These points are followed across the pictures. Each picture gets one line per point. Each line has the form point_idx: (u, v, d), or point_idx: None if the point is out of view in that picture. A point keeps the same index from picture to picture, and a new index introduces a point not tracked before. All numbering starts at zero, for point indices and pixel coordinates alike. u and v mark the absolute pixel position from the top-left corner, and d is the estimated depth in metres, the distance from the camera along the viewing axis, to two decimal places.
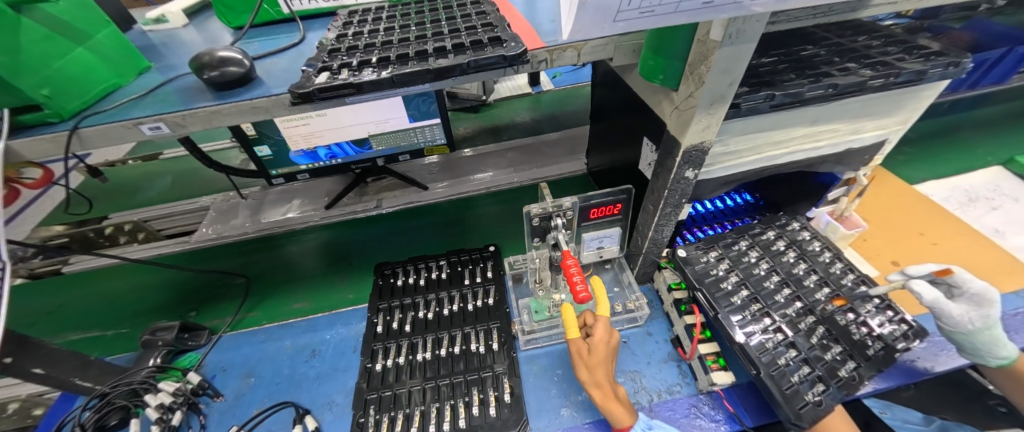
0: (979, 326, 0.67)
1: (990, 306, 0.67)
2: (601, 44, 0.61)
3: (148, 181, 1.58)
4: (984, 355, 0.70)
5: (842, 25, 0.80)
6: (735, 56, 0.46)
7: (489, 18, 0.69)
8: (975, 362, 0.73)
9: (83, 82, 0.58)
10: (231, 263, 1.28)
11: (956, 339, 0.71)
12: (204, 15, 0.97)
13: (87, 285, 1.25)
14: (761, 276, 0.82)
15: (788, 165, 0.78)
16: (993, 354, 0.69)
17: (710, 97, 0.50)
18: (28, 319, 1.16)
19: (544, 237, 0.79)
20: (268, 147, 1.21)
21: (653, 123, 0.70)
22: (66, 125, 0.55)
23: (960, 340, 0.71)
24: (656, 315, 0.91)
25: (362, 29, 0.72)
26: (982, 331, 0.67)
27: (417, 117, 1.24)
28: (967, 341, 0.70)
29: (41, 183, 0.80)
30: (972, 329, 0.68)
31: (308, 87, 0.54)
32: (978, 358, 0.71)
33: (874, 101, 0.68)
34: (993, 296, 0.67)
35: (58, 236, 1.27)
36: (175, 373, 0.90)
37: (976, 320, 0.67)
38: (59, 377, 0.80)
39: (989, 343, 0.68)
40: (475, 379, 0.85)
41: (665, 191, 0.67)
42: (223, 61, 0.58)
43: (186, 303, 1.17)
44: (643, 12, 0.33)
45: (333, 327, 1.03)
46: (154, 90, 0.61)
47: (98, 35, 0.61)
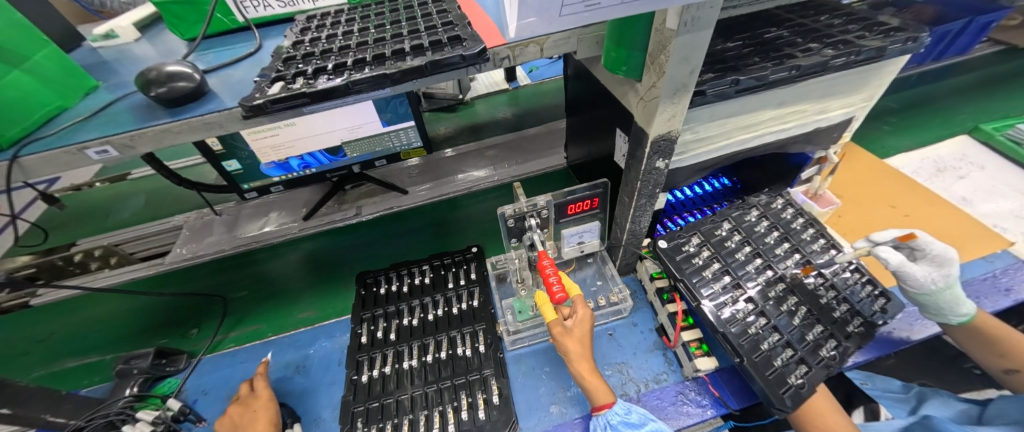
0: (941, 286, 0.69)
1: (949, 265, 0.69)
2: (564, 38, 0.60)
3: (118, 203, 1.52)
4: (944, 314, 0.72)
5: (805, 5, 0.81)
6: (694, 43, 0.45)
7: (451, 16, 0.68)
8: (937, 321, 0.75)
9: (22, 108, 0.55)
10: (208, 282, 1.25)
11: (920, 300, 0.73)
12: (157, 27, 0.93)
13: (54, 315, 1.20)
14: (742, 259, 0.80)
15: (759, 148, 0.79)
16: (954, 312, 0.71)
17: (673, 86, 0.49)
18: (15, 350, 1.11)
19: (521, 236, 0.78)
20: (237, 161, 1.17)
21: (623, 114, 0.69)
22: (5, 154, 0.52)
23: (924, 301, 0.73)
24: (640, 306, 0.91)
25: (320, 34, 0.70)
26: (945, 291, 0.69)
27: (390, 121, 1.21)
28: (930, 301, 0.72)
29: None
30: (935, 289, 0.69)
31: (259, 100, 0.51)
32: (939, 317, 0.74)
33: (838, 79, 0.69)
34: (952, 255, 0.68)
35: (24, 267, 1.22)
36: (154, 401, 0.86)
37: (937, 280, 0.69)
38: (27, 415, 0.76)
39: (950, 302, 0.70)
40: (463, 383, 0.84)
41: (638, 182, 0.66)
42: (171, 76, 0.55)
43: (160, 328, 1.13)
44: (589, 5, 0.32)
45: (317, 341, 1.01)
46: (101, 111, 0.58)
47: (35, 56, 0.57)
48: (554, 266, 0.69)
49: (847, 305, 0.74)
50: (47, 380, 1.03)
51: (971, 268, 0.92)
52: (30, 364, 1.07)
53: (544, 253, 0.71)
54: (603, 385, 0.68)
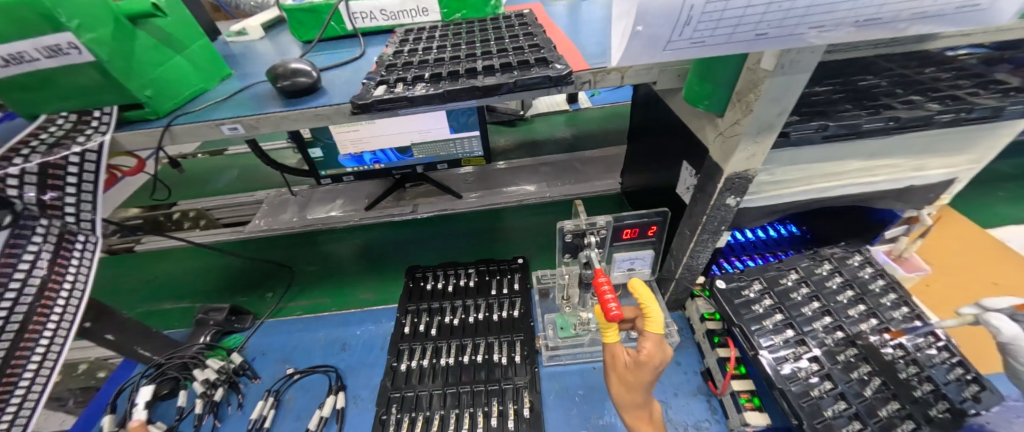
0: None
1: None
2: (646, 68, 0.62)
3: (214, 174, 1.73)
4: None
5: (907, 55, 0.76)
6: (788, 86, 0.45)
7: (536, 40, 0.73)
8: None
9: (176, 87, 0.65)
10: (277, 253, 1.37)
11: None
12: (278, 29, 1.07)
13: (152, 261, 1.37)
14: (808, 315, 0.75)
15: (837, 199, 0.75)
16: None
17: (758, 125, 0.49)
18: (123, 286, 1.29)
19: (575, 253, 0.78)
20: (320, 149, 1.29)
21: (695, 148, 0.69)
22: (160, 122, 0.63)
23: None
24: (686, 345, 0.88)
25: (417, 46, 0.78)
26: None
27: (457, 128, 1.28)
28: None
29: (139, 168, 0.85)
30: None
31: (366, 99, 0.58)
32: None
33: (942, 136, 0.64)
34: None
35: (134, 218, 1.43)
36: (222, 351, 0.96)
37: None
38: (125, 344, 0.86)
39: None
40: (496, 390, 0.85)
41: (704, 216, 0.65)
42: (295, 72, 0.63)
43: (234, 288, 1.25)
44: (696, 42, 0.33)
45: (364, 324, 1.07)
46: (234, 95, 0.68)
47: (194, 45, 0.68)
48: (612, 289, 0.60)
49: (930, 385, 0.66)
50: (144, 317, 1.18)
51: None
52: (130, 300, 1.24)
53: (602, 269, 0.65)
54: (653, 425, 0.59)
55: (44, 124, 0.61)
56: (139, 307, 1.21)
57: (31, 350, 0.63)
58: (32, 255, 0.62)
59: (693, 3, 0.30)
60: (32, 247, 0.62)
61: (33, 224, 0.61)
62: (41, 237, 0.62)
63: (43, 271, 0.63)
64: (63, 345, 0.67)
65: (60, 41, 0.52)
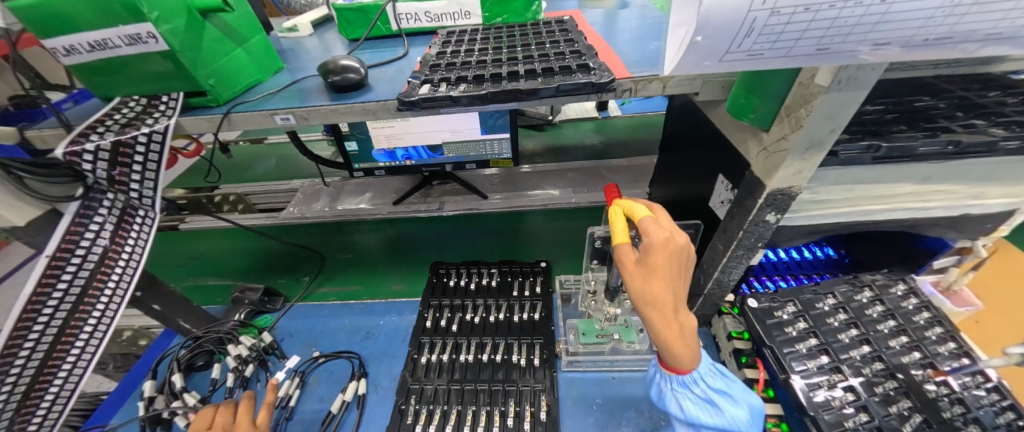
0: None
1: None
2: (689, 79, 0.61)
3: (254, 161, 1.81)
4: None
5: (968, 77, 0.72)
6: (844, 102, 0.44)
7: (578, 46, 0.74)
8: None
9: (236, 77, 0.70)
10: (311, 241, 1.44)
11: None
12: (326, 26, 1.12)
13: (199, 241, 1.47)
14: (845, 342, 0.73)
15: (882, 223, 0.71)
16: None
17: (807, 142, 0.47)
18: (172, 262, 1.38)
19: (604, 260, 0.75)
20: (355, 142, 1.33)
21: (734, 161, 0.68)
22: (220, 109, 0.67)
23: None
24: (710, 362, 0.85)
25: (459, 48, 0.80)
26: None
27: (489, 130, 1.30)
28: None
29: (195, 153, 0.90)
30: None
31: (413, 96, 0.60)
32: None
33: (1006, 164, 0.61)
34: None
35: (180, 198, 1.51)
36: (254, 329, 1.00)
37: None
38: (168, 315, 0.92)
39: None
40: (513, 391, 0.85)
41: (740, 232, 0.63)
42: (345, 68, 0.66)
43: (269, 270, 1.31)
44: (753, 54, 0.33)
45: (387, 315, 1.09)
46: (286, 88, 0.72)
47: (253, 39, 0.73)
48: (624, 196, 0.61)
49: (978, 427, 0.61)
50: (188, 291, 1.26)
51: None
52: (174, 273, 1.34)
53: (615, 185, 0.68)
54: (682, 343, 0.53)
55: (118, 105, 0.66)
56: (181, 281, 1.30)
57: (92, 308, 0.71)
58: (97, 226, 0.67)
59: (756, 15, 0.30)
60: (98, 218, 0.67)
61: (100, 197, 0.67)
62: (106, 209, 0.68)
63: (105, 241, 0.69)
64: (119, 307, 0.75)
65: (141, 30, 0.56)
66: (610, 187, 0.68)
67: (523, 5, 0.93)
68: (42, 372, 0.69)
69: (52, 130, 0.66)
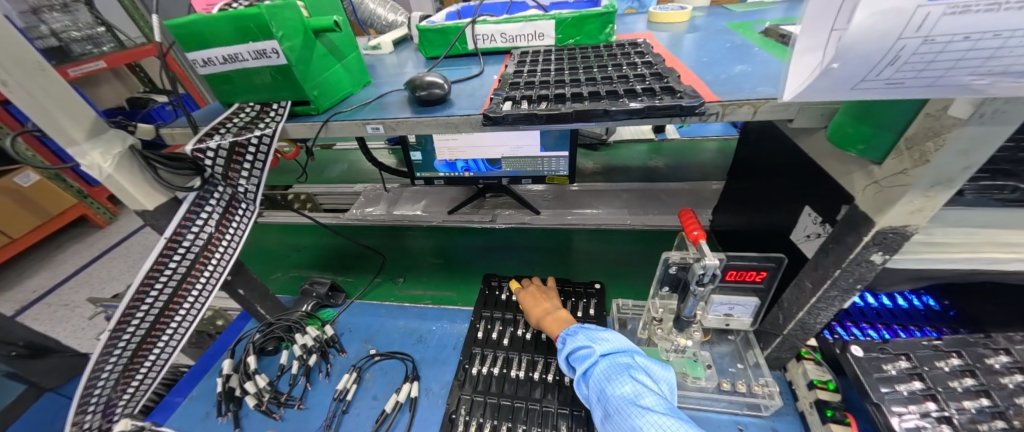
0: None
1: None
2: (784, 105, 0.58)
3: (330, 165, 1.96)
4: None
5: None
6: (983, 137, 0.39)
7: (657, 68, 0.73)
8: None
9: (334, 89, 0.76)
10: (378, 241, 1.53)
11: None
12: (405, 46, 1.20)
13: (285, 236, 1.62)
14: (973, 413, 0.63)
15: (1006, 274, 0.62)
16: None
17: (934, 178, 0.43)
18: (274, 252, 1.52)
19: (675, 286, 0.70)
20: (419, 152, 1.40)
21: (829, 194, 0.63)
22: (320, 118, 0.73)
23: None
24: (785, 411, 0.78)
25: (535, 68, 0.82)
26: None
27: (548, 147, 1.30)
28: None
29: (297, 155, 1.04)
30: None
31: (498, 112, 0.62)
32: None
33: None
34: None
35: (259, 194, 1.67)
36: (317, 321, 1.07)
37: None
38: (250, 302, 0.99)
39: None
40: (566, 415, 0.83)
41: (836, 270, 0.58)
42: (430, 84, 0.71)
43: (342, 266, 1.41)
44: (894, 82, 0.31)
45: (440, 320, 1.12)
46: (375, 100, 0.78)
47: (351, 56, 0.79)
48: (702, 229, 0.61)
49: None
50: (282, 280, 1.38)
51: None
52: (269, 261, 1.48)
53: (692, 211, 0.65)
54: (555, 321, 0.85)
55: (237, 111, 0.74)
56: (273, 271, 1.42)
57: (188, 292, 0.79)
58: (206, 214, 0.75)
59: (906, 43, 0.28)
60: (208, 208, 0.75)
61: (212, 190, 0.75)
62: (215, 201, 0.76)
63: (212, 227, 0.77)
64: (211, 291, 0.82)
65: (267, 47, 0.63)
66: (687, 213, 0.65)
67: (597, 27, 0.93)
68: (146, 340, 0.77)
69: (181, 129, 0.76)
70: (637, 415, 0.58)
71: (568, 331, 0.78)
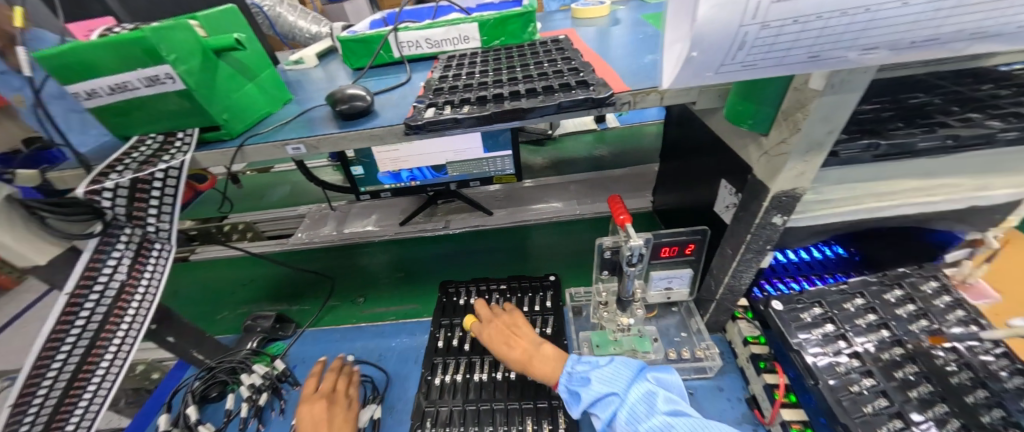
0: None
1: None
2: (686, 89, 0.63)
3: (270, 188, 1.84)
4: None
5: (960, 73, 0.73)
6: (838, 104, 0.45)
7: (575, 63, 0.76)
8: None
9: (248, 111, 0.72)
10: (320, 264, 1.43)
11: None
12: (331, 57, 1.13)
13: (217, 270, 1.46)
14: (875, 347, 0.71)
15: (890, 219, 0.71)
16: None
17: (807, 144, 0.49)
18: (208, 293, 1.37)
19: (614, 269, 0.74)
20: (360, 167, 1.35)
21: (737, 167, 0.69)
22: (233, 143, 0.69)
23: None
24: (728, 369, 0.85)
25: (460, 72, 0.82)
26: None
27: (491, 149, 1.31)
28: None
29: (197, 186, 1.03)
30: None
31: (419, 120, 0.62)
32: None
33: (1004, 155, 0.61)
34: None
35: (191, 229, 1.57)
36: (265, 357, 1.00)
37: None
38: (183, 348, 0.92)
39: None
40: (530, 409, 0.84)
41: (748, 235, 0.64)
42: (352, 97, 0.69)
43: (289, 296, 1.31)
44: (747, 65, 0.35)
45: (399, 336, 1.10)
46: (296, 118, 0.74)
47: (264, 74, 0.75)
48: (627, 212, 0.65)
49: (1001, 412, 0.61)
50: (223, 323, 1.25)
51: None
52: (207, 299, 1.34)
53: (619, 196, 0.68)
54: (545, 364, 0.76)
55: (137, 144, 0.69)
56: (210, 314, 1.28)
57: (105, 349, 0.71)
58: (114, 261, 0.69)
59: (748, 29, 0.31)
60: (115, 253, 0.69)
61: (119, 232, 0.69)
62: (123, 244, 0.70)
63: (123, 274, 0.71)
64: (133, 343, 0.75)
65: (159, 72, 0.59)
66: (614, 199, 0.68)
67: (519, 27, 0.95)
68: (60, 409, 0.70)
69: (72, 171, 0.69)
70: (648, 422, 0.62)
71: (574, 371, 0.72)
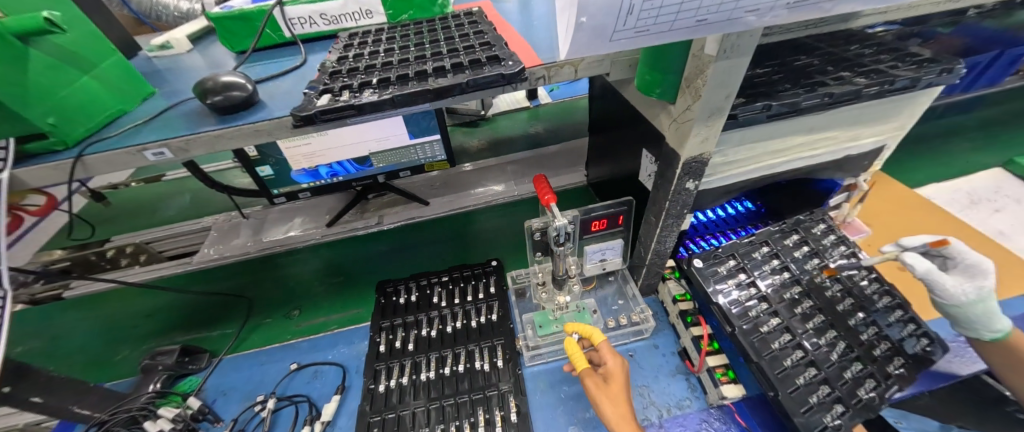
0: (972, 297, 0.65)
1: (985, 277, 0.66)
2: (599, 60, 0.62)
3: (166, 199, 1.58)
4: (977, 329, 0.68)
5: (836, 35, 0.81)
6: (731, 69, 0.46)
7: (488, 37, 0.70)
8: (971, 336, 0.70)
9: (88, 111, 0.59)
10: (233, 282, 1.26)
11: (951, 312, 0.69)
12: (208, 40, 0.95)
13: (99, 305, 1.23)
14: (781, 287, 0.81)
15: (787, 173, 0.78)
16: (987, 327, 0.66)
17: (708, 109, 0.50)
18: (90, 333, 1.15)
19: (546, 250, 0.77)
20: (270, 167, 1.18)
21: (652, 135, 0.70)
22: (71, 153, 0.56)
23: (955, 314, 0.68)
24: (662, 327, 0.90)
25: (363, 51, 0.72)
26: (977, 303, 0.65)
27: (417, 134, 1.20)
28: (961, 315, 0.67)
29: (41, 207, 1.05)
30: (966, 301, 0.65)
31: (310, 110, 0.55)
32: (972, 331, 0.69)
33: (871, 108, 0.69)
34: (986, 266, 0.67)
35: (59, 260, 1.25)
36: (175, 397, 0.88)
37: (969, 292, 0.65)
38: (56, 406, 0.78)
39: (982, 316, 0.65)
40: (481, 398, 0.83)
41: (666, 202, 0.66)
42: (226, 86, 0.59)
43: (197, 324, 1.15)
44: (639, 31, 0.34)
45: (335, 347, 1.02)
46: (158, 116, 0.62)
47: (104, 63, 0.61)
48: (552, 192, 0.65)
49: (875, 329, 0.76)
50: (113, 366, 1.06)
51: (1010, 308, 0.88)
52: (88, 343, 1.12)
53: (543, 175, 0.67)
54: None
55: None
56: (94, 357, 1.08)
57: None
58: None
59: None
60: None
61: None
62: None
63: None
64: None
65: None
66: (539, 178, 0.67)
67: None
68: None
69: None
70: None
71: None
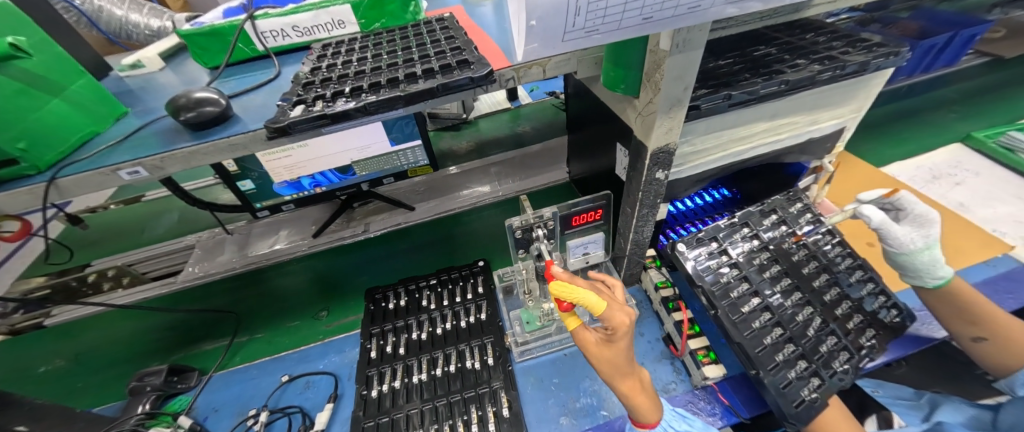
0: (920, 245, 0.72)
1: (930, 227, 0.74)
2: (565, 59, 0.64)
3: (149, 220, 1.56)
4: (922, 276, 0.74)
5: (793, 24, 0.84)
6: (686, 62, 0.49)
7: (459, 41, 0.71)
8: (915, 285, 0.76)
9: (58, 134, 0.59)
10: (222, 299, 1.26)
11: (901, 262, 0.76)
12: (182, 57, 0.95)
13: (87, 330, 1.21)
14: (760, 267, 0.83)
15: (756, 159, 0.81)
16: (931, 274, 0.72)
17: (668, 101, 0.53)
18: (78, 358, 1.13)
19: (527, 247, 0.82)
20: (251, 181, 1.18)
21: (623, 130, 0.73)
22: (43, 177, 0.56)
23: (903, 263, 0.75)
24: (646, 315, 0.93)
25: (336, 61, 0.73)
26: (924, 251, 0.72)
27: (398, 140, 1.21)
28: (909, 263, 0.74)
29: (22, 232, 1.09)
30: (914, 249, 0.72)
31: (284, 121, 0.55)
32: (918, 279, 0.75)
33: (827, 92, 0.72)
34: (932, 216, 0.74)
35: (39, 288, 1.23)
36: (166, 417, 0.86)
37: (918, 240, 0.72)
38: None
39: (929, 264, 0.72)
40: (473, 396, 0.84)
41: (639, 192, 0.69)
42: (199, 102, 0.59)
43: (185, 342, 1.14)
44: (589, 31, 0.36)
45: (326, 356, 1.02)
46: (132, 135, 0.62)
47: (73, 85, 0.61)
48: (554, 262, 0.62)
49: (850, 303, 0.81)
50: (99, 389, 1.04)
51: (971, 275, 0.93)
52: (73, 371, 1.10)
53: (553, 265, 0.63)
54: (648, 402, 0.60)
55: None
56: (80, 379, 1.06)
57: None
58: None
59: None
60: None
61: None
62: None
63: None
64: None
65: None
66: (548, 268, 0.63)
67: (399, 6, 0.86)
68: None
69: None
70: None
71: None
